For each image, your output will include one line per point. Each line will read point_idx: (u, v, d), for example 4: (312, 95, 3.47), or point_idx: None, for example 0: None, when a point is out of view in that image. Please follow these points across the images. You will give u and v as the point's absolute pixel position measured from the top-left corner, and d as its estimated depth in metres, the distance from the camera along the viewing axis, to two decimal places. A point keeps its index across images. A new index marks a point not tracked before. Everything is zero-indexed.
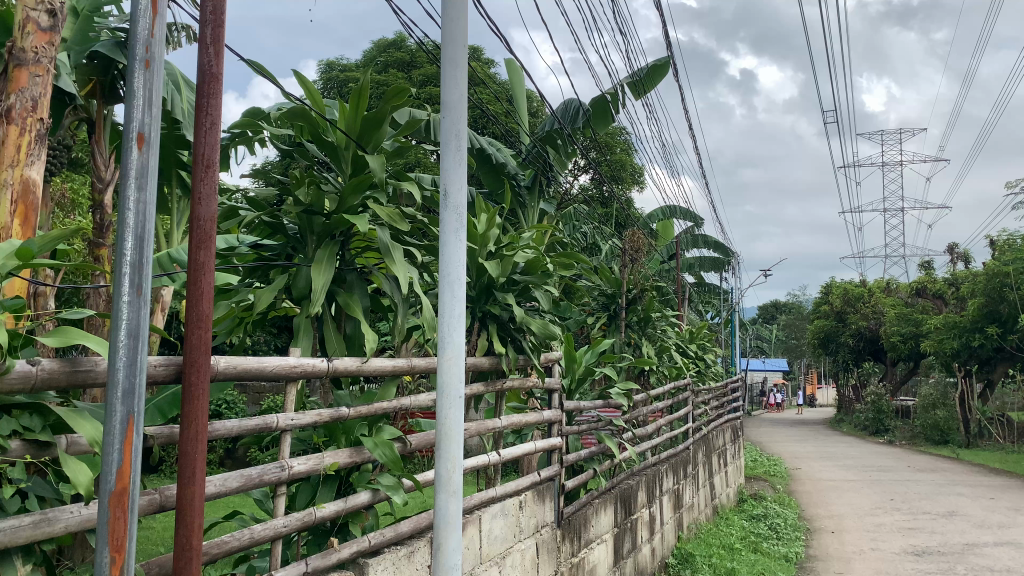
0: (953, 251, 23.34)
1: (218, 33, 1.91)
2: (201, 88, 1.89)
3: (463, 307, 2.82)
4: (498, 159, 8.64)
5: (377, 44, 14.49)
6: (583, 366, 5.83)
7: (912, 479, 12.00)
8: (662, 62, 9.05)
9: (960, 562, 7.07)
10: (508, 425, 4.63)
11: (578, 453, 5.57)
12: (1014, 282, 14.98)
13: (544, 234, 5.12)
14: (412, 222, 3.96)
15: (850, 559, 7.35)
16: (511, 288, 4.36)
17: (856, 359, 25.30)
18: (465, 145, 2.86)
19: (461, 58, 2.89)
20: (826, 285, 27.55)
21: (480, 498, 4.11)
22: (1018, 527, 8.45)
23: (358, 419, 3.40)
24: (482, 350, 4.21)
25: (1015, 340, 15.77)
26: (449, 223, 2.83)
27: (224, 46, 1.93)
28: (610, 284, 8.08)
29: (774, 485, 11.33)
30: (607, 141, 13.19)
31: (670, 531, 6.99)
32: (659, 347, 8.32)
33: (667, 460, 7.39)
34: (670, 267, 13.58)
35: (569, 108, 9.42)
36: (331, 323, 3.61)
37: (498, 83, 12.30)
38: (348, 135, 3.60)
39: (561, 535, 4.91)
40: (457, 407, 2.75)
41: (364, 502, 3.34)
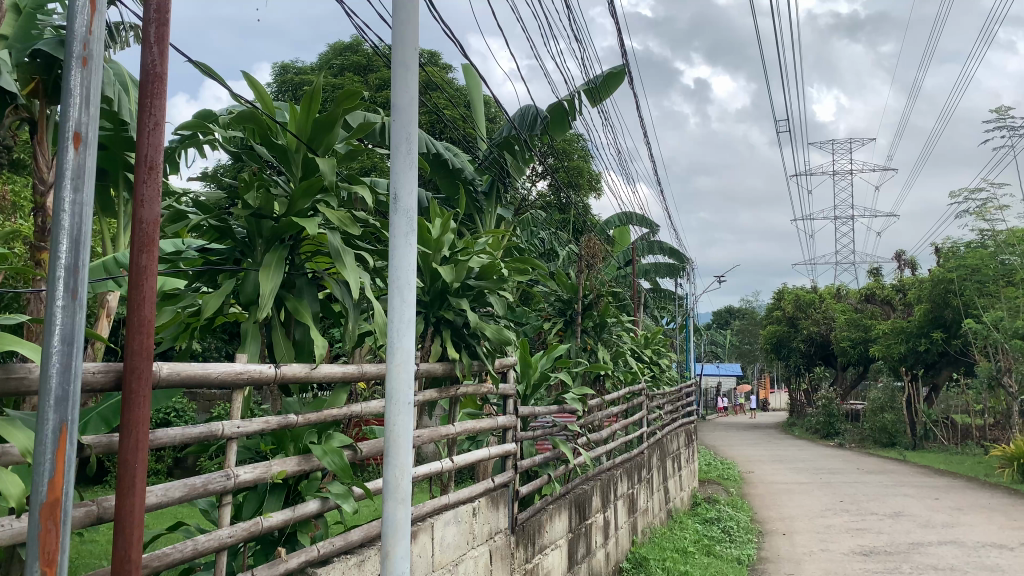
0: (900, 258, 23.97)
1: (162, 32, 1.86)
2: (143, 88, 1.83)
3: (412, 312, 2.78)
4: (454, 164, 8.61)
5: (332, 47, 14.35)
6: (538, 372, 5.83)
7: (862, 481, 12.25)
8: (618, 69, 9.12)
9: (905, 561, 7.22)
10: (462, 431, 4.58)
11: (533, 459, 5.56)
12: (958, 289, 15.41)
13: (501, 240, 5.10)
14: (364, 225, 3.91)
15: (800, 560, 7.46)
16: (465, 293, 4.32)
17: (807, 364, 25.81)
18: (415, 149, 2.83)
19: (412, 61, 2.87)
20: (778, 291, 28.06)
21: (433, 506, 4.07)
22: (961, 526, 8.68)
23: (307, 426, 3.33)
24: (435, 356, 4.17)
25: (959, 344, 16.26)
26: (400, 227, 2.80)
27: (169, 45, 1.88)
28: (566, 290, 8.10)
29: (727, 488, 11.48)
30: (564, 148, 13.27)
31: (624, 535, 7.02)
32: (615, 352, 8.36)
33: (622, 465, 7.42)
34: (627, 272, 13.69)
35: (526, 115, 9.43)
36: (280, 328, 3.54)
37: (455, 89, 12.29)
38: (299, 139, 3.56)
39: (515, 542, 4.89)
40: (406, 414, 2.71)
41: (313, 511, 3.28)
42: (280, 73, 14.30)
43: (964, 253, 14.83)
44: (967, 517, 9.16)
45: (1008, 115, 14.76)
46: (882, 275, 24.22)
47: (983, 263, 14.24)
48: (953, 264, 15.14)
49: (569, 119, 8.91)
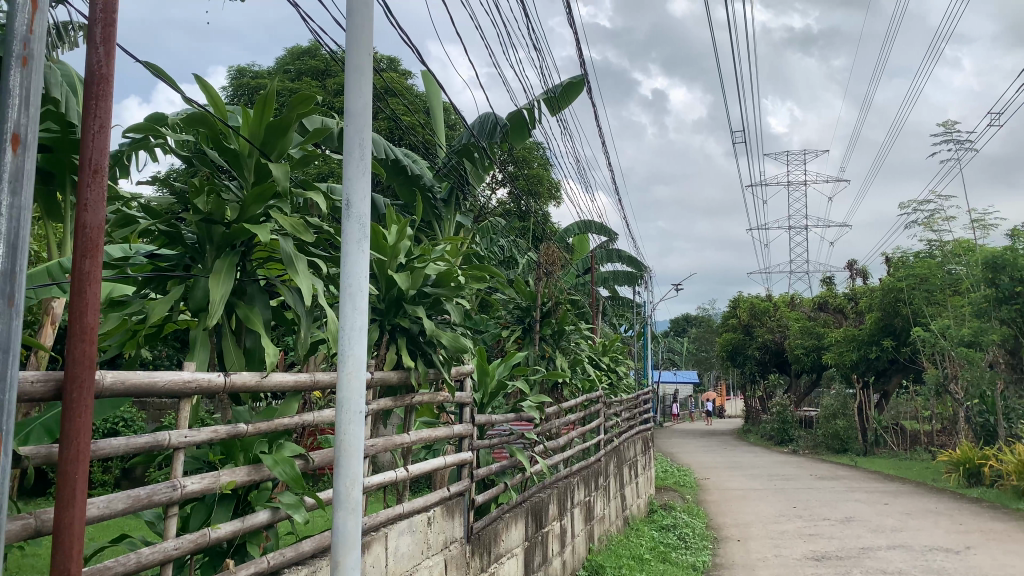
0: (852, 267, 24.49)
1: (109, 32, 1.81)
2: (88, 89, 1.77)
3: (365, 318, 2.75)
4: (413, 170, 8.56)
5: (290, 52, 14.20)
6: (495, 380, 5.81)
7: (814, 486, 12.46)
8: (577, 79, 9.18)
9: (856, 565, 7.34)
10: (418, 440, 4.53)
11: (489, 467, 5.53)
12: (907, 298, 15.79)
13: (459, 247, 5.07)
14: (319, 231, 3.86)
15: (755, 566, 7.54)
16: (421, 300, 4.28)
17: (762, 371, 26.22)
18: (369, 154, 2.80)
19: (366, 67, 2.84)
20: (734, 300, 28.48)
21: (388, 515, 4.02)
22: (910, 531, 8.86)
23: (257, 435, 3.27)
24: (390, 364, 4.12)
25: (908, 352, 16.66)
26: (352, 233, 2.76)
27: (116, 47, 1.83)
28: (524, 297, 8.09)
29: (684, 495, 11.58)
30: (523, 156, 13.30)
31: (580, 543, 7.03)
32: (573, 360, 8.37)
33: (579, 473, 7.42)
34: (586, 280, 13.76)
35: (485, 123, 9.43)
36: (230, 336, 3.46)
37: (415, 96, 12.24)
38: (252, 143, 3.49)
39: (470, 551, 4.86)
40: (357, 422, 2.67)
41: (264, 521, 3.21)
42: (237, 76, 14.10)
43: (913, 263, 15.18)
44: (915, 521, 9.36)
45: (955, 129, 15.17)
46: (834, 284, 24.72)
47: (931, 272, 14.60)
48: (902, 273, 15.49)
49: (529, 128, 8.93)
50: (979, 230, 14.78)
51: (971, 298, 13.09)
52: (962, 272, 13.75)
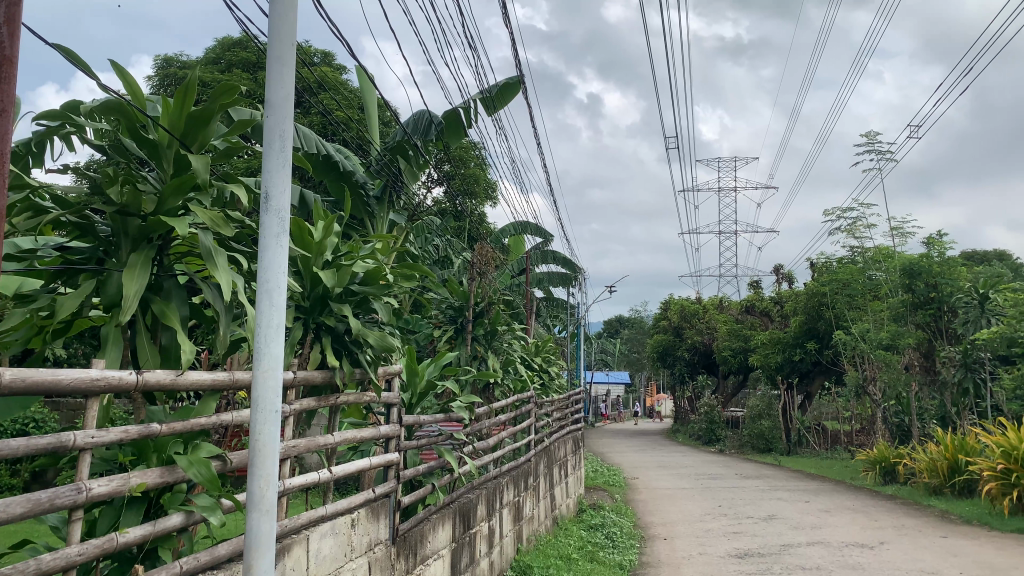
0: (779, 272, 25.19)
1: (13, 11, 1.64)
2: None
3: (282, 315, 2.66)
4: (345, 166, 8.43)
5: (219, 42, 13.82)
6: (424, 381, 5.75)
7: (739, 485, 12.75)
8: (513, 80, 9.18)
9: (776, 561, 7.52)
10: (343, 442, 4.43)
11: (416, 468, 5.47)
12: (829, 302, 16.29)
13: (390, 246, 4.99)
14: (240, 225, 3.74)
15: (679, 564, 7.66)
16: (348, 298, 4.18)
17: (691, 372, 26.81)
18: (289, 147, 2.72)
19: (288, 58, 2.75)
20: (665, 302, 29.00)
21: (310, 517, 3.92)
22: (827, 527, 9.13)
23: (172, 435, 3.13)
24: (314, 363, 4.02)
25: (829, 355, 17.23)
26: (271, 228, 2.67)
27: (20, 27, 1.65)
28: (457, 297, 8.05)
29: (613, 494, 11.69)
30: (459, 155, 13.23)
31: (509, 543, 7.02)
32: (504, 360, 8.33)
33: (508, 473, 7.40)
34: (520, 281, 13.79)
35: (420, 121, 9.33)
36: (144, 332, 3.30)
37: (349, 91, 12.03)
38: (172, 134, 3.35)
39: (395, 552, 4.78)
40: (273, 422, 2.57)
41: (177, 524, 3.08)
42: (163, 65, 13.68)
43: (835, 268, 15.67)
44: (835, 518, 9.66)
45: (876, 140, 15.70)
46: (762, 287, 25.39)
47: (853, 278, 15.05)
48: (826, 278, 15.96)
49: (464, 127, 8.89)
50: (898, 238, 15.33)
51: (889, 302, 13.58)
52: (881, 278, 14.21)
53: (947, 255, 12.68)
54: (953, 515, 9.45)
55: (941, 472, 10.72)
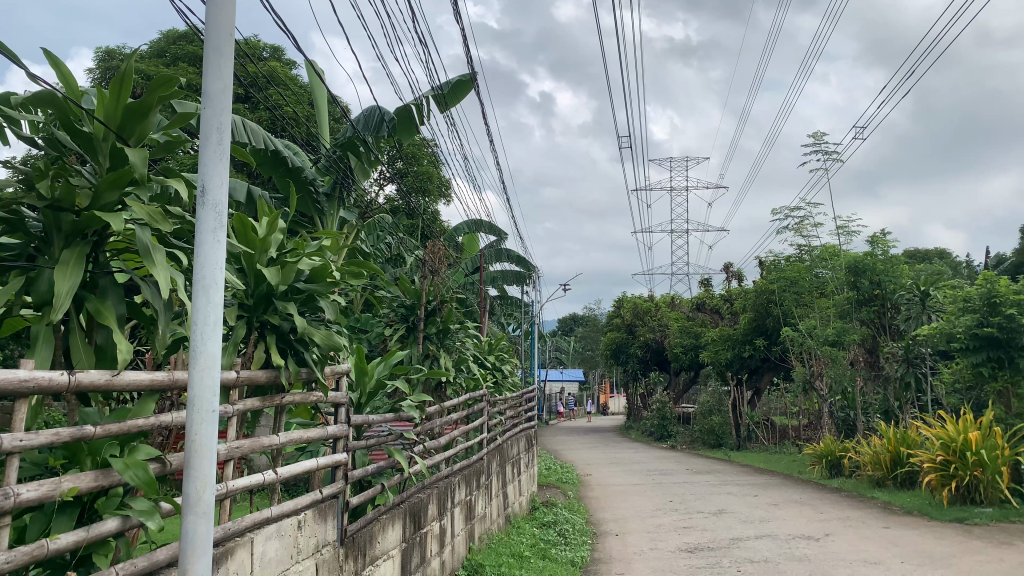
0: (728, 270, 25.57)
1: None
2: None
3: (220, 313, 2.57)
4: (294, 162, 8.28)
5: (164, 35, 13.50)
6: (374, 380, 5.67)
7: (690, 481, 12.91)
8: (466, 77, 9.14)
9: (725, 555, 7.60)
10: (289, 442, 4.31)
11: (365, 469, 5.39)
12: (777, 300, 16.60)
13: (339, 242, 4.90)
14: (179, 221, 3.61)
15: (631, 560, 7.70)
16: (293, 296, 4.09)
17: (643, 369, 27.14)
18: (228, 139, 2.63)
19: (226, 49, 2.67)
20: (617, 300, 29.29)
21: (254, 520, 3.82)
22: (775, 521, 9.26)
23: (107, 437, 3.02)
24: (257, 362, 3.89)
25: (777, 351, 17.58)
26: (208, 223, 2.58)
27: None
28: (409, 296, 7.97)
29: (565, 492, 11.72)
30: (411, 152, 13.11)
31: (460, 543, 6.97)
32: (457, 359, 8.27)
33: (460, 472, 7.35)
34: (473, 280, 13.76)
35: (371, 117, 9.21)
36: (78, 333, 3.15)
37: (299, 87, 11.84)
38: (107, 127, 3.20)
39: (343, 554, 4.70)
40: (211, 422, 2.47)
41: (113, 530, 2.96)
42: (106, 58, 13.32)
43: (783, 266, 15.95)
44: (782, 511, 9.83)
45: (823, 141, 16.02)
46: (712, 285, 25.77)
47: (800, 275, 15.33)
48: (774, 275, 16.22)
49: (415, 123, 8.80)
50: (844, 236, 15.65)
51: (834, 299, 13.84)
52: (827, 276, 14.50)
53: (890, 254, 13.00)
54: (895, 506, 9.69)
55: (883, 465, 11.01)
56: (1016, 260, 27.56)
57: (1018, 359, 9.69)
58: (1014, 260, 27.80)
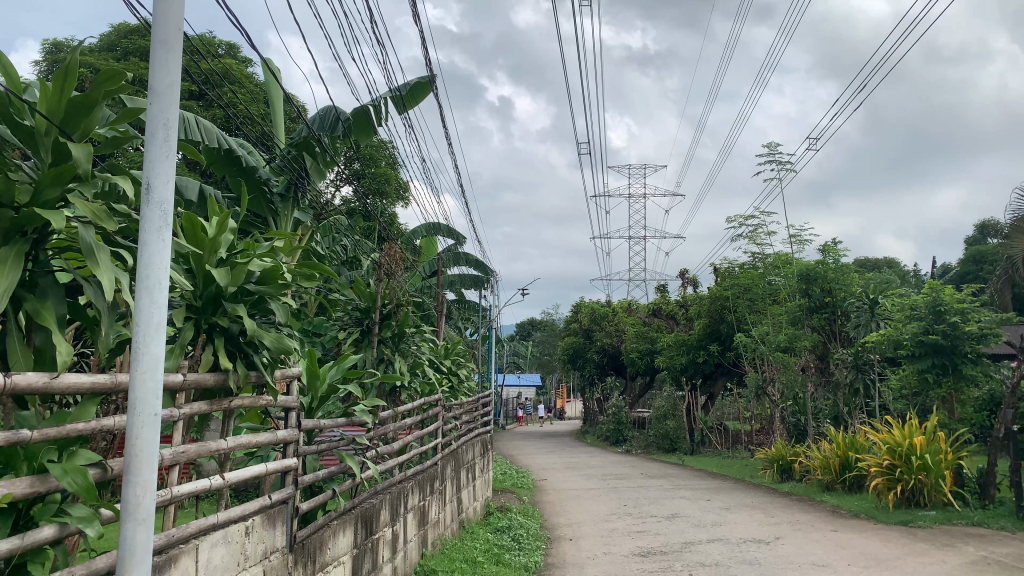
0: (684, 276, 25.86)
1: None
2: None
3: (163, 313, 2.47)
4: (248, 162, 8.13)
5: (114, 28, 13.20)
6: (326, 384, 5.58)
7: (644, 485, 13.00)
8: (425, 79, 9.09)
9: (677, 559, 7.65)
10: (238, 447, 4.21)
11: (316, 474, 5.31)
12: (731, 306, 16.83)
13: (292, 244, 4.80)
14: (124, 219, 3.48)
15: (584, 564, 7.71)
16: (243, 298, 3.99)
17: (600, 373, 27.32)
18: (175, 136, 2.54)
19: (175, 42, 2.58)
20: (575, 305, 29.46)
21: (199, 526, 3.72)
22: (727, 525, 9.37)
23: (44, 441, 2.88)
24: (205, 365, 3.78)
25: (731, 356, 17.84)
26: (152, 220, 2.49)
27: None
28: (363, 299, 7.87)
29: (520, 497, 11.68)
30: (369, 154, 13.01)
31: (413, 548, 6.89)
32: (412, 363, 8.20)
33: (413, 477, 7.28)
34: (431, 283, 13.69)
35: (327, 117, 9.10)
36: (16, 335, 3.00)
37: (254, 86, 11.66)
38: (50, 121, 3.05)
39: (293, 560, 4.61)
40: (152, 426, 2.37)
41: (49, 537, 2.84)
42: (54, 51, 12.98)
43: (737, 273, 16.17)
44: (734, 515, 9.95)
45: (777, 150, 16.29)
46: (668, 291, 26.06)
47: (753, 282, 15.56)
48: (728, 282, 16.44)
49: (373, 124, 8.72)
50: (796, 244, 15.92)
51: (786, 306, 14.07)
52: (780, 283, 14.75)
53: (841, 262, 13.27)
54: (843, 509, 9.87)
55: (832, 469, 11.22)
56: (961, 269, 28.38)
57: (962, 366, 9.96)
58: (959, 269, 28.64)
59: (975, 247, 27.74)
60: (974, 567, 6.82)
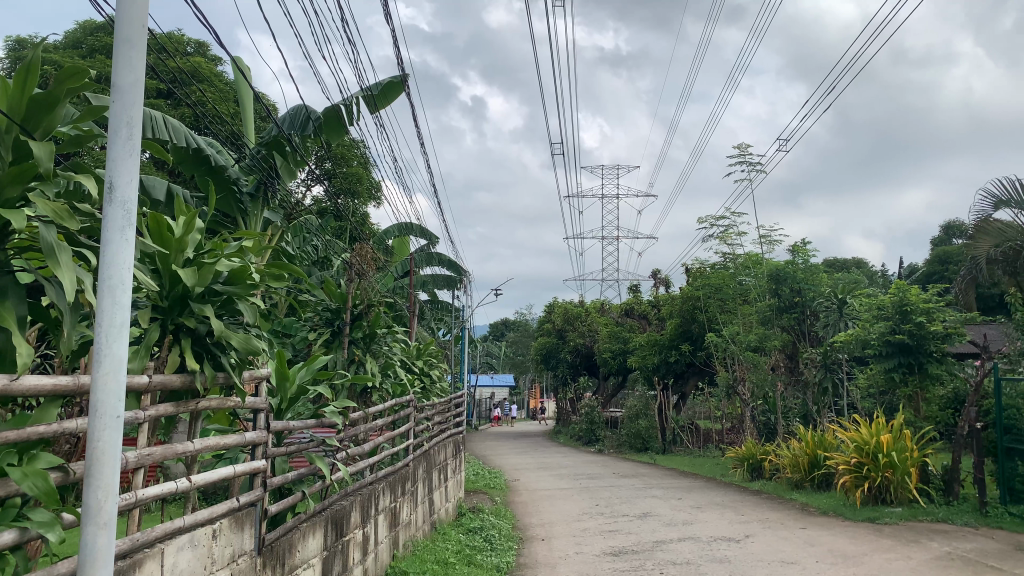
0: (657, 276, 26.04)
1: None
2: None
3: (126, 313, 2.42)
4: (216, 161, 8.04)
5: (80, 24, 12.99)
6: (295, 385, 5.53)
7: (616, 484, 13.06)
8: (396, 79, 9.05)
9: (649, 558, 7.70)
10: (205, 449, 4.15)
11: (285, 476, 5.26)
12: (702, 306, 16.97)
13: (261, 243, 4.75)
14: (87, 219, 3.42)
15: (555, 564, 7.73)
16: (210, 299, 3.94)
17: (573, 373, 27.41)
18: (138, 133, 2.49)
19: (138, 40, 2.53)
20: (548, 305, 29.52)
21: (165, 530, 3.66)
22: (697, 523, 9.44)
23: (3, 445, 2.82)
24: (171, 367, 3.72)
25: (702, 356, 17.99)
26: (115, 220, 2.43)
27: None
28: (334, 300, 7.81)
29: (492, 497, 11.68)
30: (341, 153, 12.94)
31: (384, 550, 6.85)
32: (383, 364, 8.16)
33: (384, 479, 7.24)
34: (403, 283, 13.64)
35: (297, 116, 9.02)
36: None
37: (224, 85, 11.54)
38: (9, 118, 2.97)
39: (261, 563, 4.56)
40: (115, 428, 2.32)
41: (10, 542, 2.77)
42: (17, 47, 12.74)
43: (708, 274, 16.32)
44: (704, 513, 10.04)
45: (748, 152, 16.44)
46: (641, 291, 26.22)
47: (724, 283, 15.70)
48: (700, 283, 16.57)
49: (344, 124, 8.66)
50: (766, 245, 16.09)
51: (756, 306, 14.22)
52: (750, 283, 14.90)
53: (810, 262, 13.43)
54: (812, 507, 9.99)
55: (802, 467, 11.35)
56: (927, 269, 28.89)
57: (927, 364, 10.14)
58: (925, 270, 29.13)
59: (941, 248, 28.23)
60: (939, 562, 6.93)
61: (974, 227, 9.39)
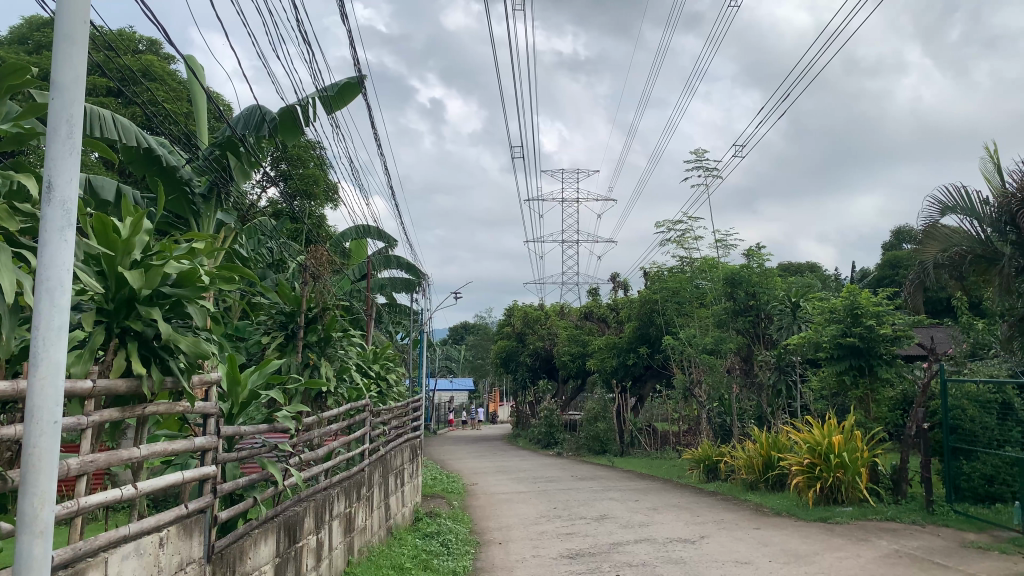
0: (615, 279, 26.20)
1: None
2: None
3: (64, 316, 2.34)
4: (168, 161, 7.87)
5: (27, 20, 12.63)
6: (247, 390, 5.40)
7: (574, 487, 13.09)
8: (352, 80, 8.97)
9: (605, 560, 7.73)
10: (153, 454, 4.04)
11: (236, 481, 5.14)
12: (659, 309, 17.12)
13: (211, 245, 4.64)
14: (27, 219, 3.30)
15: (512, 568, 7.70)
16: (158, 301, 3.84)
17: (532, 376, 27.43)
18: (78, 132, 2.41)
19: (80, 36, 2.46)
20: (507, 309, 29.52)
21: (109, 539, 3.55)
22: (654, 525, 9.50)
23: None
24: (117, 371, 3.61)
25: (659, 358, 18.15)
26: (54, 220, 2.36)
27: None
28: (288, 303, 7.69)
29: (450, 502, 11.62)
30: (296, 154, 12.77)
31: (338, 556, 6.75)
32: (338, 367, 8.06)
33: (339, 484, 7.15)
34: (360, 286, 13.51)
35: (251, 117, 8.86)
36: None
37: (176, 84, 11.32)
38: None
39: (210, 570, 4.46)
40: (51, 435, 2.24)
41: None
42: None
43: (665, 277, 16.45)
44: (660, 515, 10.11)
45: (704, 156, 16.62)
46: (600, 294, 26.35)
47: (681, 286, 15.85)
48: (657, 286, 16.69)
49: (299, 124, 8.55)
50: (722, 249, 16.27)
51: (712, 309, 14.37)
52: (706, 286, 15.05)
53: (764, 266, 13.61)
54: (766, 507, 10.12)
55: (756, 468, 11.53)
56: (879, 274, 29.52)
57: (877, 367, 10.34)
58: (877, 274, 29.79)
59: (892, 253, 28.90)
60: (886, 560, 7.08)
61: (922, 232, 9.61)
